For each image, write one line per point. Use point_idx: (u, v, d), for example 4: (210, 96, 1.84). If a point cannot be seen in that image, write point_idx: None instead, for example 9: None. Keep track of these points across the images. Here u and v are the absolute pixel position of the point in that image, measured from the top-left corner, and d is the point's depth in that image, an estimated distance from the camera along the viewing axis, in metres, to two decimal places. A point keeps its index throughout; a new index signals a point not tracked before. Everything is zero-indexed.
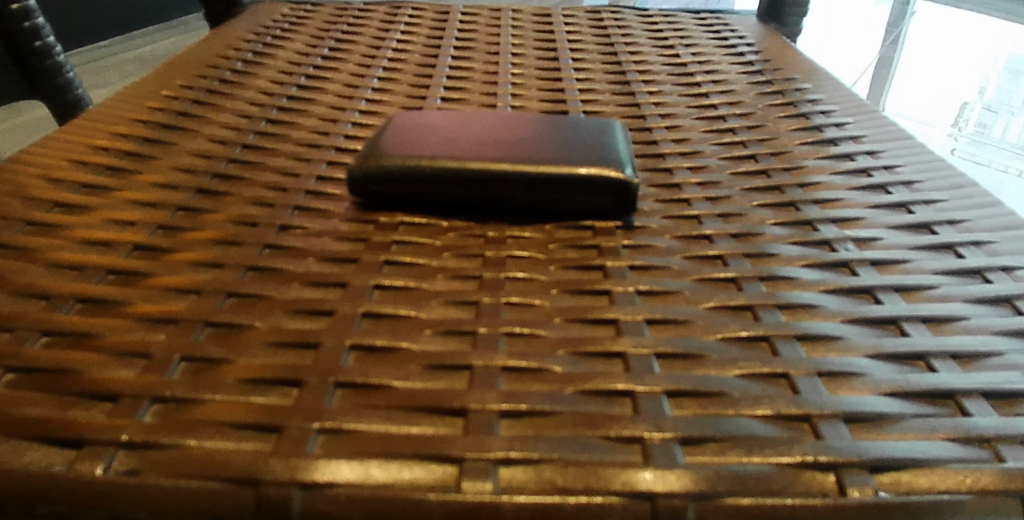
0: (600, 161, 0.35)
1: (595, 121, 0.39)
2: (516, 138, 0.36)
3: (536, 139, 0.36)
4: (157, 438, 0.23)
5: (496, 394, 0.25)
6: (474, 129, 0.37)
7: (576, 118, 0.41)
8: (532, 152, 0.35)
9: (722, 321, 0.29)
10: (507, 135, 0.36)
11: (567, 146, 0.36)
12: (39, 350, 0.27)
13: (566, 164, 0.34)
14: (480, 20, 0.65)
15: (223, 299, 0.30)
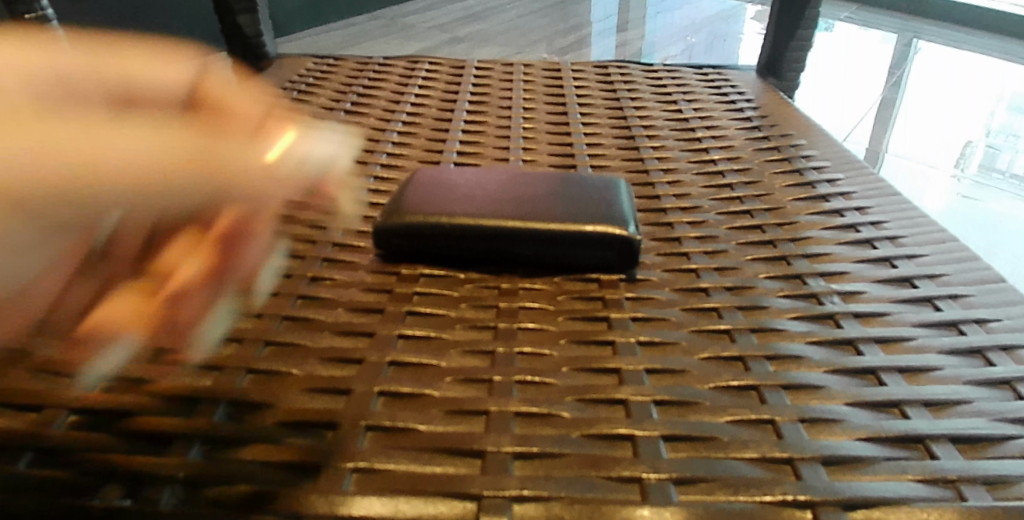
0: (606, 218, 0.38)
1: (602, 177, 0.42)
2: (529, 195, 0.39)
3: (548, 196, 0.39)
4: (210, 475, 0.26)
5: (511, 437, 0.28)
6: (490, 186, 0.40)
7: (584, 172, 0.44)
8: (544, 210, 0.38)
9: (716, 370, 0.32)
10: (521, 193, 0.40)
11: (576, 204, 0.39)
12: (99, 393, 0.30)
13: (575, 221, 0.38)
14: (493, 75, 0.69)
15: (262, 348, 0.33)
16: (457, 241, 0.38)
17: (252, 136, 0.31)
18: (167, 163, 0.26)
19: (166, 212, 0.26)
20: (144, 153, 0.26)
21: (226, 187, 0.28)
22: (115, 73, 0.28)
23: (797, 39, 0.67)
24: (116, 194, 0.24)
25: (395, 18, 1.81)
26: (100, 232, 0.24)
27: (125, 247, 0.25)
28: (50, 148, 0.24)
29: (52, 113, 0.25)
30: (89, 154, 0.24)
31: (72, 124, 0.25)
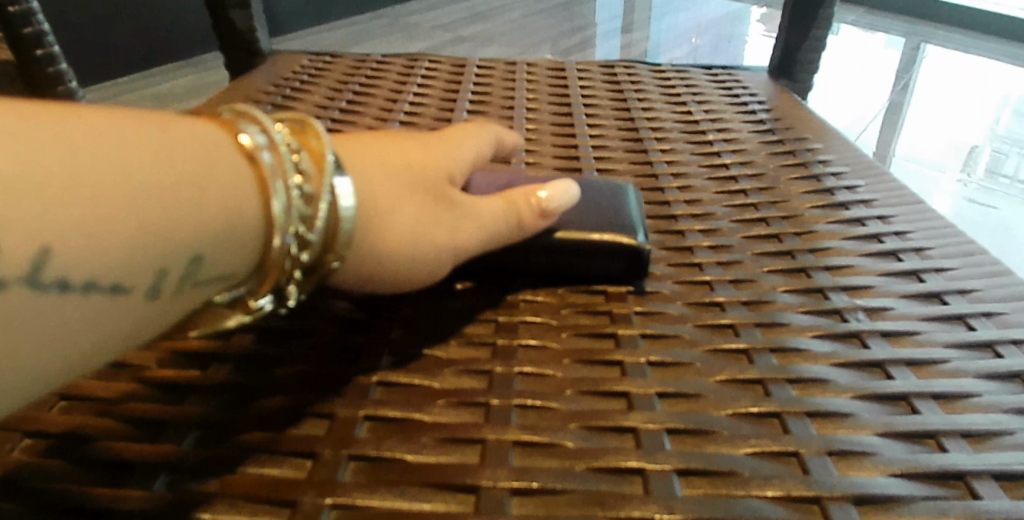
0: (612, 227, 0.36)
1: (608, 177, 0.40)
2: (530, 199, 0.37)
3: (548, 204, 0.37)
4: (174, 511, 0.24)
5: (509, 470, 0.25)
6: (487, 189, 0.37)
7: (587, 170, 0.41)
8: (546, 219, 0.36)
9: (734, 395, 0.29)
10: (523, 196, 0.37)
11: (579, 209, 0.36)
12: (57, 415, 0.28)
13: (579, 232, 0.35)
14: (495, 74, 0.67)
15: (239, 365, 0.30)
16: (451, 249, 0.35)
17: (529, 201, 0.33)
18: (455, 225, 0.31)
19: (443, 265, 0.31)
20: (435, 216, 0.30)
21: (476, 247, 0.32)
22: (446, 159, 0.33)
23: (812, 39, 0.65)
24: (405, 238, 0.29)
25: (397, 17, 1.78)
26: (382, 268, 0.29)
27: (380, 277, 0.29)
28: (389, 202, 0.29)
29: (415, 175, 0.30)
30: (415, 213, 0.29)
31: (404, 184, 0.30)
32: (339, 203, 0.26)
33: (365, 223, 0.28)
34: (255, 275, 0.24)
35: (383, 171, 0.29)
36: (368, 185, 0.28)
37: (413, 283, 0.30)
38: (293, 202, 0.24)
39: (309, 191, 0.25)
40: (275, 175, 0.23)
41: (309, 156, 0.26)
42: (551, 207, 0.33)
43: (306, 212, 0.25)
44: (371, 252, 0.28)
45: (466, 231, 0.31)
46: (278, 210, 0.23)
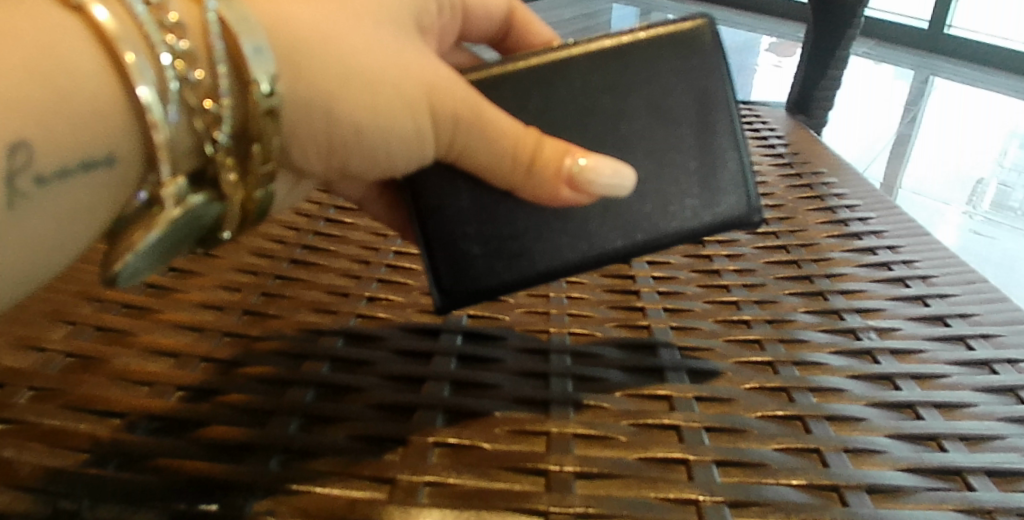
0: (728, 212, 0.34)
1: (703, 68, 0.33)
2: (625, 148, 0.32)
3: (658, 168, 0.33)
4: (289, 485, 0.28)
5: (572, 456, 0.29)
6: (567, 109, 0.32)
7: (669, 39, 0.33)
8: (655, 196, 0.33)
9: (762, 400, 0.34)
10: (614, 136, 0.32)
11: (688, 171, 0.33)
12: (177, 404, 0.32)
13: (698, 220, 0.33)
14: None
15: (327, 364, 0.35)
16: (527, 214, 0.32)
17: (561, 165, 0.29)
18: (418, 88, 0.29)
19: (421, 140, 0.30)
20: (390, 61, 0.29)
21: (480, 158, 0.30)
22: (380, 4, 0.30)
23: (825, 79, 0.69)
24: (356, 102, 0.29)
25: None
26: (347, 140, 0.30)
27: (348, 144, 0.30)
28: (332, 39, 0.28)
29: (358, 12, 0.29)
30: (359, 56, 0.28)
31: (352, 22, 0.29)
32: (229, 51, 0.26)
33: (293, 76, 0.28)
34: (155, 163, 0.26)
35: (321, 6, 0.28)
36: (297, 21, 0.28)
37: (390, 157, 0.31)
38: (162, 67, 0.25)
39: (183, 52, 0.25)
40: (128, 36, 0.24)
41: (182, 3, 0.26)
42: (583, 179, 0.30)
43: (183, 75, 0.25)
44: (318, 108, 0.29)
45: (438, 91, 0.29)
46: (150, 78, 0.24)
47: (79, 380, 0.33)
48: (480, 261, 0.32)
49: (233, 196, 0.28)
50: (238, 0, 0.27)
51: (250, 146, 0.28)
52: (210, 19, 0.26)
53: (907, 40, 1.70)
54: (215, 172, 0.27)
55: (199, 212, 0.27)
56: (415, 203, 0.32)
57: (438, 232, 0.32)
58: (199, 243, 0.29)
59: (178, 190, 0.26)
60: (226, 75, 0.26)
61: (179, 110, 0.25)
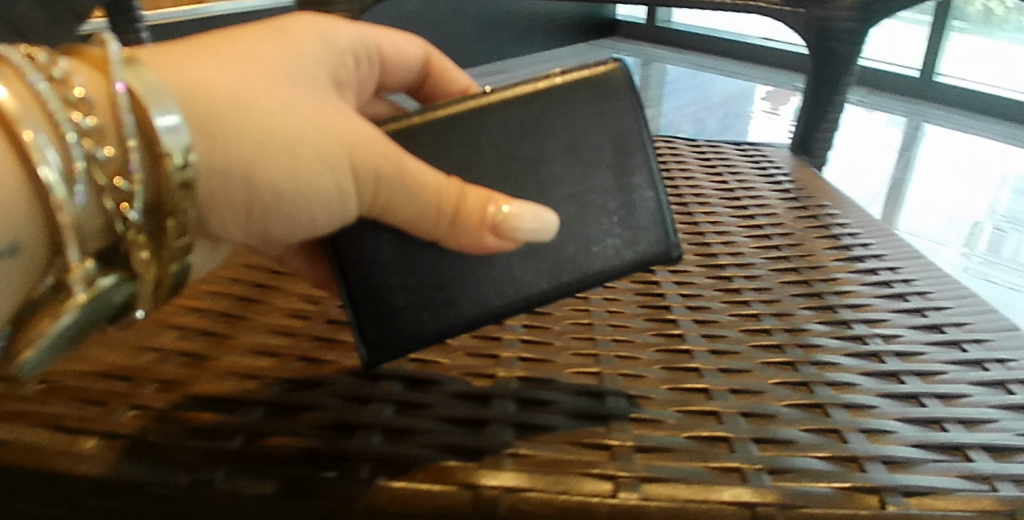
0: (648, 247, 0.37)
1: (619, 112, 0.36)
2: (541, 194, 0.35)
3: (578, 213, 0.36)
4: (392, 456, 0.32)
5: (630, 435, 0.35)
6: (490, 161, 0.35)
7: (587, 84, 0.36)
8: (577, 236, 0.36)
9: (786, 392, 0.39)
10: (530, 182, 0.35)
11: (606, 211, 0.36)
12: (285, 392, 0.37)
13: (619, 256, 0.36)
14: None
15: (407, 363, 0.40)
16: (449, 265, 0.35)
17: (483, 213, 0.32)
18: (340, 148, 0.31)
19: (343, 197, 0.31)
20: (305, 120, 0.30)
21: (407, 211, 0.32)
22: (295, 61, 0.32)
23: (826, 121, 0.76)
24: (276, 165, 0.30)
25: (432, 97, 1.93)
26: (272, 206, 0.31)
27: (269, 211, 0.31)
28: (246, 104, 0.29)
29: (273, 76, 0.30)
30: (275, 120, 0.29)
31: (265, 86, 0.30)
32: (139, 123, 0.27)
33: (206, 145, 0.28)
34: (60, 246, 0.26)
35: (233, 71, 0.29)
36: (213, 87, 0.29)
37: (311, 217, 0.32)
38: (69, 145, 0.26)
39: (90, 129, 0.26)
40: (31, 116, 0.25)
41: (86, 78, 0.27)
42: (506, 226, 0.32)
43: (92, 153, 0.26)
44: (238, 174, 0.29)
45: (358, 148, 0.31)
46: (58, 159, 0.25)
47: (198, 374, 0.38)
48: (405, 312, 0.35)
49: (144, 273, 0.29)
50: (145, 69, 0.28)
51: (163, 221, 0.29)
52: (117, 93, 0.27)
53: (897, 88, 1.79)
54: (126, 249, 0.29)
55: (108, 293, 0.28)
56: (341, 256, 0.34)
57: (365, 286, 0.34)
58: (111, 321, 0.30)
59: (85, 274, 0.27)
60: (137, 149, 0.27)
61: (88, 189, 0.26)
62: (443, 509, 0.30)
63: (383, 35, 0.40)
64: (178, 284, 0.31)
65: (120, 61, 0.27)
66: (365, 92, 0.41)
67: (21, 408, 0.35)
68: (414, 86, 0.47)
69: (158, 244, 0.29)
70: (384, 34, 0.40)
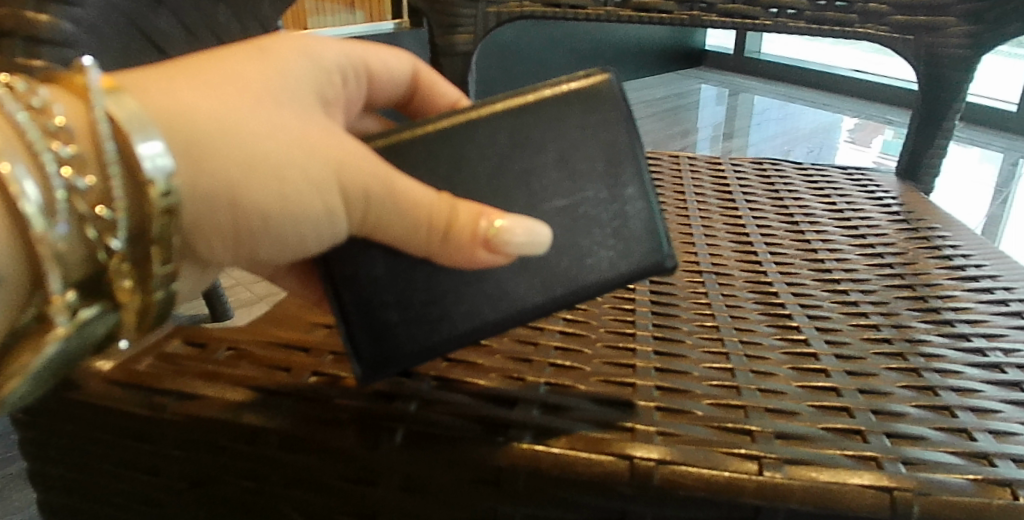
0: (641, 260, 0.38)
1: (605, 123, 0.37)
2: (534, 208, 0.36)
3: (573, 226, 0.37)
4: (552, 427, 0.35)
5: (769, 423, 0.37)
6: (478, 176, 0.36)
7: (579, 95, 0.37)
8: (571, 251, 0.37)
9: (913, 395, 0.42)
10: (522, 196, 0.36)
11: (601, 223, 0.37)
12: (447, 367, 0.41)
13: (614, 269, 0.37)
14: (660, 156, 0.78)
15: (553, 349, 0.43)
16: (444, 280, 0.36)
17: (476, 229, 0.33)
18: (326, 168, 0.32)
19: (332, 217, 0.33)
20: (294, 141, 0.32)
21: (395, 229, 0.33)
22: (278, 83, 0.33)
23: (933, 147, 0.76)
24: (264, 190, 0.31)
25: None
26: (273, 226, 0.32)
27: (258, 233, 0.32)
28: (232, 128, 0.31)
29: (263, 101, 0.32)
30: (260, 143, 0.31)
31: (253, 109, 0.32)
32: (119, 150, 0.29)
33: (191, 173, 0.30)
34: (44, 277, 0.29)
35: (214, 96, 0.31)
36: (198, 113, 0.31)
37: (303, 239, 0.33)
38: (48, 175, 0.28)
39: (69, 158, 0.29)
40: (10, 149, 0.28)
41: (68, 108, 0.30)
42: (498, 241, 0.33)
43: (72, 183, 0.29)
44: (223, 197, 0.31)
45: (346, 167, 0.32)
46: (37, 191, 0.28)
47: None
48: (400, 328, 0.36)
49: (128, 302, 0.31)
50: (126, 97, 0.30)
51: (147, 248, 0.30)
52: (100, 123, 0.29)
53: (997, 123, 1.75)
54: (110, 279, 0.31)
55: (90, 324, 0.30)
56: (330, 274, 0.35)
57: (358, 303, 0.36)
58: (97, 350, 0.32)
59: (68, 305, 0.29)
60: (118, 176, 0.29)
61: (70, 220, 0.29)
62: (602, 475, 0.33)
63: (370, 52, 0.42)
64: (165, 313, 0.33)
65: (103, 89, 0.30)
66: (355, 109, 0.42)
67: (216, 370, 0.40)
68: (405, 101, 0.49)
69: (143, 274, 0.31)
70: (373, 52, 0.42)
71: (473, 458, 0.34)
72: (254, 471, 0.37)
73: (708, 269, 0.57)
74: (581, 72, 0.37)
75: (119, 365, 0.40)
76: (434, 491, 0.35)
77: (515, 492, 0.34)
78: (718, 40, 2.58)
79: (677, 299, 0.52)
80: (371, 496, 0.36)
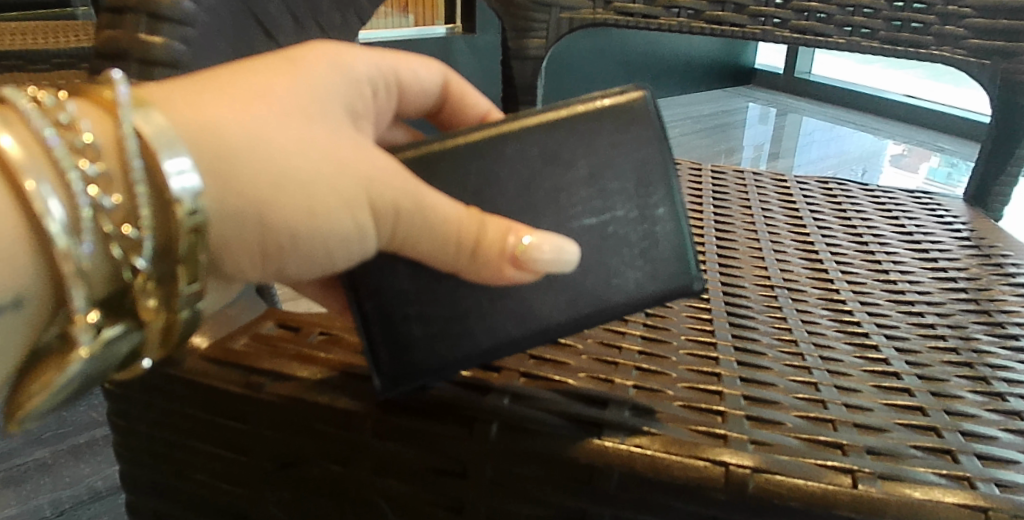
0: (669, 281, 0.38)
1: (634, 142, 0.37)
2: (562, 225, 0.36)
3: (601, 245, 0.37)
4: (644, 429, 0.35)
5: (859, 439, 0.37)
6: (508, 191, 0.36)
7: (611, 113, 0.37)
8: (598, 271, 0.37)
9: (1001, 419, 0.41)
10: (550, 213, 0.36)
11: (630, 244, 0.37)
12: (535, 365, 0.41)
13: (641, 289, 0.37)
14: (727, 171, 0.78)
15: (637, 354, 0.44)
16: (468, 296, 0.36)
17: (506, 245, 0.33)
18: (357, 183, 0.32)
19: (363, 235, 0.33)
20: (324, 157, 0.32)
21: (424, 245, 0.34)
22: (306, 94, 0.34)
23: (1004, 175, 0.75)
24: (293, 208, 0.32)
25: None
26: (300, 243, 0.32)
27: (286, 250, 0.32)
28: (261, 143, 0.31)
29: (290, 113, 0.32)
30: (290, 158, 0.31)
31: (282, 122, 0.32)
32: (147, 167, 0.29)
33: (219, 190, 0.30)
34: (68, 296, 0.28)
35: (241, 108, 0.31)
36: (226, 128, 0.31)
37: (331, 256, 0.33)
38: (75, 193, 0.28)
39: (96, 176, 0.28)
40: (36, 165, 0.27)
41: (95, 123, 0.29)
42: (526, 257, 0.33)
43: (99, 201, 0.28)
44: (251, 217, 0.31)
45: (376, 184, 0.33)
46: (63, 209, 0.27)
47: None
48: (423, 342, 0.36)
49: (152, 321, 0.31)
50: (153, 111, 0.30)
51: (174, 266, 0.31)
52: (128, 138, 0.29)
53: None
54: (135, 297, 0.31)
55: (113, 343, 0.30)
56: (356, 286, 0.36)
57: (380, 315, 0.36)
58: (122, 367, 0.32)
59: (92, 325, 0.29)
60: (145, 194, 0.29)
61: (95, 238, 0.28)
62: (695, 479, 0.33)
63: (400, 61, 0.42)
64: (189, 330, 0.33)
65: (131, 105, 0.29)
66: (383, 122, 0.43)
67: (310, 354, 0.41)
68: (434, 112, 0.49)
69: (168, 293, 0.31)
70: (404, 62, 0.42)
71: (565, 455, 0.34)
72: (345, 456, 0.37)
73: (781, 284, 0.57)
74: (614, 89, 0.37)
75: (214, 342, 0.41)
76: (523, 486, 0.35)
77: (605, 492, 0.34)
78: (766, 59, 2.56)
79: (754, 312, 0.52)
80: (460, 488, 0.36)
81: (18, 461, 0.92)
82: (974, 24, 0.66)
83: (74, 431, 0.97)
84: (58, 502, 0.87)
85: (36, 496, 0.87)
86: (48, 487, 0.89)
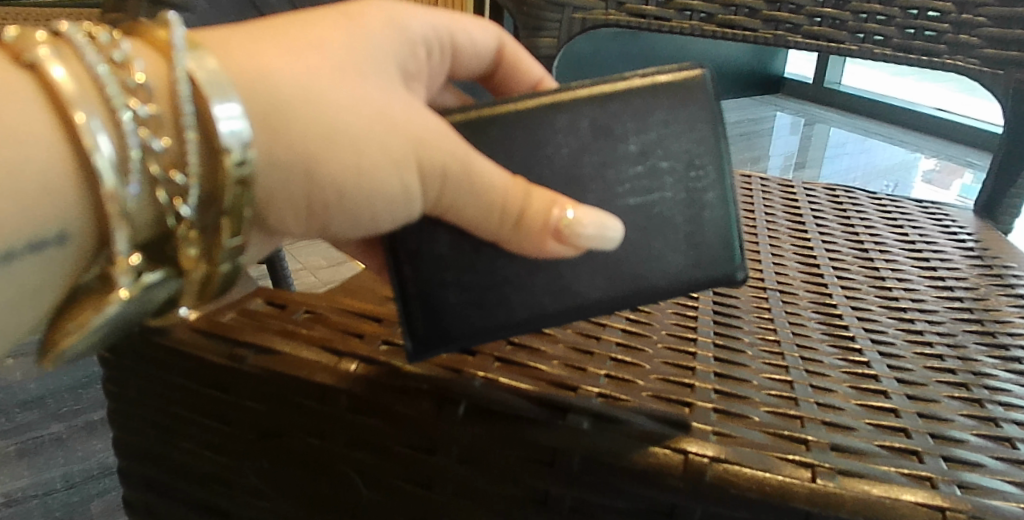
0: (711, 267, 0.38)
1: (687, 120, 0.37)
2: (607, 202, 0.36)
3: (644, 225, 0.37)
4: (610, 416, 0.36)
5: (824, 436, 0.37)
6: (553, 164, 0.36)
7: (668, 88, 0.37)
8: (640, 251, 0.37)
9: (975, 424, 0.41)
10: (596, 188, 0.36)
11: (674, 227, 0.37)
12: (511, 350, 0.42)
13: (683, 274, 0.38)
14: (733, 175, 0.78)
15: (615, 345, 0.44)
16: (507, 266, 0.37)
17: (551, 218, 0.34)
18: (406, 145, 0.33)
19: (408, 196, 0.34)
20: (378, 115, 0.33)
21: (471, 211, 0.34)
22: (361, 53, 0.35)
23: (1015, 187, 0.74)
24: (341, 165, 0.33)
25: None
26: (343, 200, 0.34)
27: (329, 206, 0.34)
28: (314, 96, 0.32)
29: (346, 70, 0.34)
30: (341, 115, 0.33)
31: (337, 79, 0.33)
32: (198, 113, 0.30)
33: (268, 141, 0.32)
34: (111, 239, 0.29)
35: (298, 63, 0.33)
36: (280, 81, 0.32)
37: (374, 216, 0.34)
38: (125, 132, 0.29)
39: (147, 117, 0.29)
40: (87, 100, 0.28)
41: (149, 65, 0.30)
42: (569, 232, 0.34)
43: (148, 143, 0.29)
44: (298, 170, 0.33)
45: (426, 146, 0.33)
46: (112, 146, 0.28)
47: None
48: (457, 309, 0.37)
49: (192, 270, 0.32)
50: (207, 56, 0.31)
51: (218, 217, 0.32)
52: (181, 84, 0.30)
53: None
54: (176, 245, 0.32)
55: (153, 288, 0.31)
56: (396, 248, 0.36)
57: (419, 281, 0.36)
58: (157, 312, 0.33)
59: (133, 267, 0.30)
60: (194, 141, 0.30)
61: (142, 181, 0.29)
62: (653, 464, 0.34)
63: (457, 25, 0.43)
64: (226, 284, 0.34)
65: (185, 48, 0.31)
66: (436, 83, 0.44)
67: (293, 329, 0.42)
68: (488, 75, 0.50)
69: (210, 243, 0.32)
70: (459, 25, 0.44)
71: (528, 435, 0.35)
72: (320, 429, 0.39)
73: (774, 287, 0.57)
74: (674, 66, 0.38)
75: (202, 315, 0.42)
76: (491, 464, 0.36)
77: (568, 474, 0.35)
78: (797, 68, 2.54)
79: (741, 312, 0.52)
80: (429, 464, 0.37)
81: (33, 434, 0.95)
82: (989, 33, 0.65)
83: (88, 408, 1.00)
84: (69, 476, 0.90)
85: (48, 468, 0.91)
86: (60, 461, 0.92)
